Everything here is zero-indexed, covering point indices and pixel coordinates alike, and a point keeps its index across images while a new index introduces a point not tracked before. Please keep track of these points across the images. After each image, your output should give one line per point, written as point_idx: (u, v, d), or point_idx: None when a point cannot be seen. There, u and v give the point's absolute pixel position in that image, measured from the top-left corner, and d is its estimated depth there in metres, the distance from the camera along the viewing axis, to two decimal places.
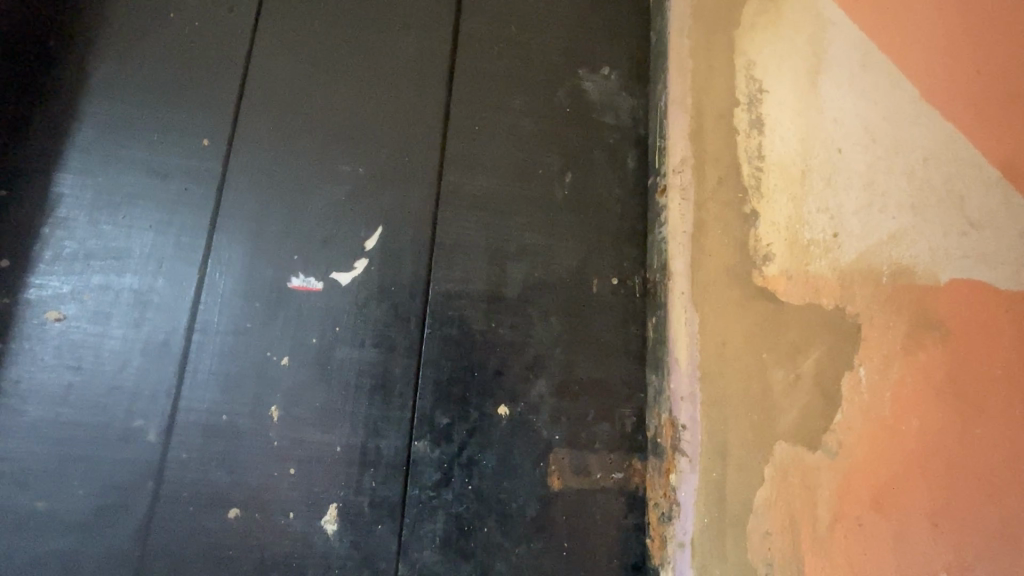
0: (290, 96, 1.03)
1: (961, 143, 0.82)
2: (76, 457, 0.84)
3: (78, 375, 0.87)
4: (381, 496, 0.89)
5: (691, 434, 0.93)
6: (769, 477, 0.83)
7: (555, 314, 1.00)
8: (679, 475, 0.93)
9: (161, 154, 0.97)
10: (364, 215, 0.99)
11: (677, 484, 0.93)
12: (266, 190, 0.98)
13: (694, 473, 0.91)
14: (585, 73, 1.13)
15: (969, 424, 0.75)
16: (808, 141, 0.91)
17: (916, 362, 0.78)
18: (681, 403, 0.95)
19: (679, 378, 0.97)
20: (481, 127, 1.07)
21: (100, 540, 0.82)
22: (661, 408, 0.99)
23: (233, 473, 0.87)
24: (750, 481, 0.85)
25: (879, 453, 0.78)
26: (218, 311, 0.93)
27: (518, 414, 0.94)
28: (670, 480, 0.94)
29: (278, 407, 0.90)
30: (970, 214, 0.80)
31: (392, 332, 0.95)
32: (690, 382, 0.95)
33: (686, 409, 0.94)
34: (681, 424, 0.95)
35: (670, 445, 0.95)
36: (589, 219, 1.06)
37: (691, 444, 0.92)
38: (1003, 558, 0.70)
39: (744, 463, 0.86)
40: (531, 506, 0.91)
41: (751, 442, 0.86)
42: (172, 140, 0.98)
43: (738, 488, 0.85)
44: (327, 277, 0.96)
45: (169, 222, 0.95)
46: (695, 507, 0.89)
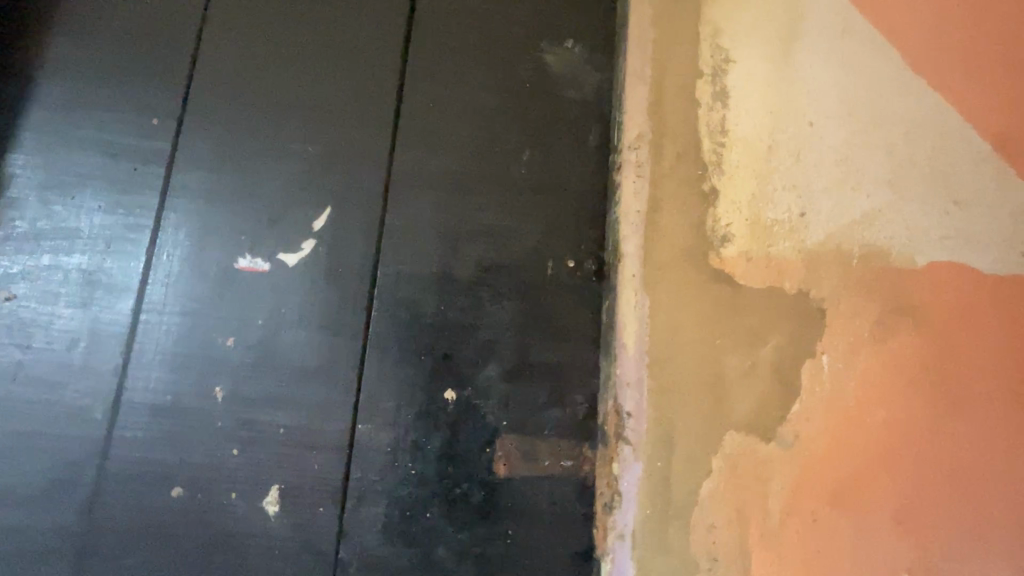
0: (240, 72, 1.01)
1: (889, 138, 0.90)
2: (25, 433, 0.86)
3: (28, 353, 0.88)
4: (324, 478, 0.88)
5: (636, 422, 0.87)
6: (718, 469, 0.81)
7: (508, 297, 0.96)
8: (622, 464, 0.88)
9: (112, 133, 0.96)
10: (313, 195, 0.97)
11: (619, 472, 0.88)
12: (215, 169, 0.97)
13: (637, 463, 0.85)
14: (548, 46, 1.07)
15: (903, 405, 0.81)
16: (778, 117, 0.91)
17: (861, 344, 0.83)
18: (626, 390, 0.88)
19: (626, 363, 0.89)
20: (437, 104, 1.03)
21: (47, 515, 0.84)
22: (609, 395, 0.92)
23: (177, 452, 0.87)
24: (699, 471, 0.81)
25: (835, 435, 0.81)
26: (164, 291, 0.92)
27: (466, 398, 0.92)
28: (613, 469, 0.89)
29: (222, 388, 0.90)
30: (902, 207, 0.87)
31: (338, 314, 0.94)
32: (638, 368, 0.88)
33: (632, 397, 0.88)
34: (626, 412, 0.88)
35: (614, 432, 0.89)
36: (547, 199, 1.01)
37: (636, 433, 0.86)
38: (927, 527, 0.78)
39: (692, 454, 0.82)
40: (476, 492, 0.89)
41: (702, 431, 0.82)
42: (121, 119, 0.97)
43: (686, 479, 0.81)
44: (274, 257, 0.95)
45: (118, 201, 0.94)
46: (637, 497, 0.84)
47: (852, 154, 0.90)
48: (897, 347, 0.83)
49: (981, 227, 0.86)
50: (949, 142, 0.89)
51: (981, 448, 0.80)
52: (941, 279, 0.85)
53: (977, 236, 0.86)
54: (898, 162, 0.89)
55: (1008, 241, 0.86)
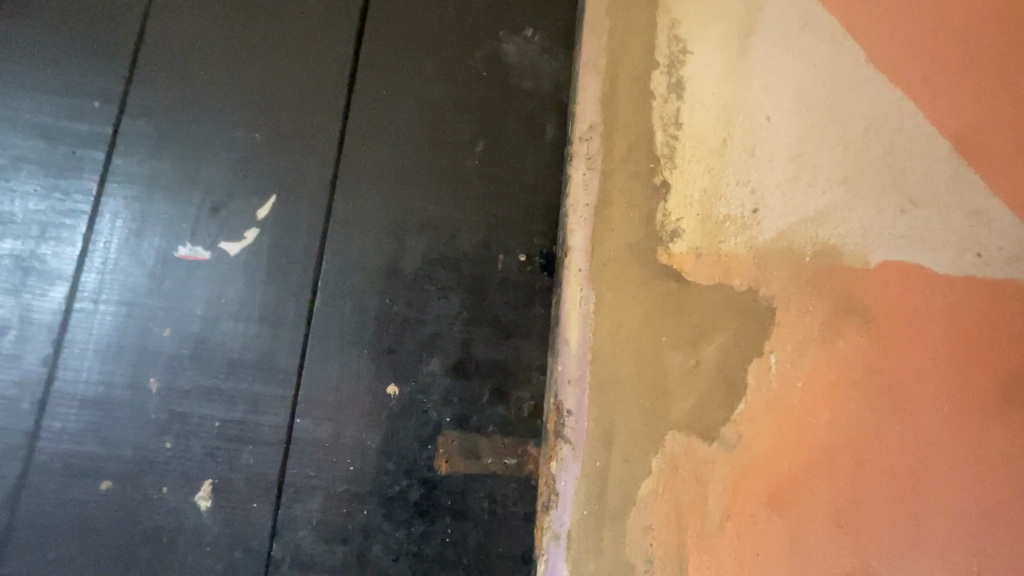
0: (187, 55, 0.98)
1: (851, 131, 0.86)
2: None
3: None
4: (258, 473, 0.86)
5: (575, 420, 0.88)
6: (657, 469, 0.79)
7: (455, 291, 0.94)
8: (559, 463, 0.88)
9: (51, 116, 0.94)
10: (258, 183, 0.95)
11: (556, 471, 0.88)
12: (157, 155, 0.94)
13: (576, 462, 0.85)
14: (506, 35, 1.05)
15: (851, 407, 0.79)
16: (733, 109, 0.89)
17: (814, 346, 0.81)
18: (568, 387, 0.89)
19: (568, 360, 0.90)
20: (389, 93, 1.00)
21: None
22: (550, 393, 0.92)
23: (107, 444, 0.85)
24: (635, 472, 0.80)
25: (778, 437, 0.78)
26: (99, 280, 0.90)
27: (408, 394, 0.90)
28: (549, 467, 0.89)
29: (156, 379, 0.87)
30: (859, 204, 0.85)
31: (280, 305, 0.91)
32: (580, 365, 0.88)
33: (573, 394, 0.88)
34: (565, 410, 0.88)
35: (553, 430, 0.90)
36: (499, 192, 0.98)
37: (575, 431, 0.87)
38: (868, 532, 0.76)
39: (630, 453, 0.81)
40: (415, 489, 0.87)
41: (641, 431, 0.81)
42: (61, 102, 0.94)
43: (624, 477, 0.81)
44: (215, 246, 0.92)
45: (54, 187, 0.92)
46: (574, 497, 0.84)
47: (810, 148, 0.87)
48: (846, 347, 0.81)
49: (938, 226, 0.83)
50: (911, 137, 0.85)
51: (929, 453, 0.77)
52: (892, 278, 0.82)
53: (934, 236, 0.83)
54: (857, 158, 0.86)
55: (966, 242, 0.82)
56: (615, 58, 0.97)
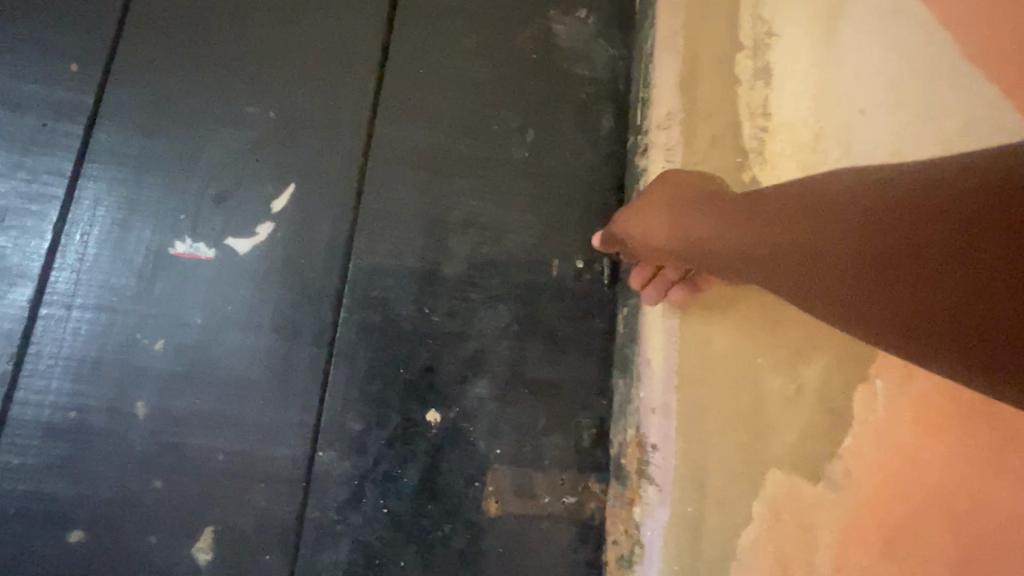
0: (189, 18, 0.83)
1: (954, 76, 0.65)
2: None
3: None
4: (271, 518, 0.71)
5: (662, 456, 0.73)
6: (758, 515, 0.64)
7: (502, 300, 0.81)
8: (644, 509, 0.73)
9: (16, 80, 0.76)
10: (274, 170, 0.80)
11: (641, 520, 0.73)
12: (149, 132, 0.79)
13: (664, 507, 0.71)
14: (557, 13, 0.92)
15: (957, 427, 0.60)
16: (823, 99, 0.73)
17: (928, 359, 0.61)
18: (652, 417, 0.75)
19: (652, 385, 0.76)
20: (425, 71, 0.87)
21: None
22: (629, 423, 0.77)
23: (79, 485, 0.68)
24: (732, 520, 0.65)
25: (880, 465, 0.61)
26: (74, 281, 0.73)
27: (451, 421, 0.76)
28: (632, 515, 0.74)
29: (145, 403, 0.71)
30: None
31: (296, 314, 0.76)
32: (666, 390, 0.75)
33: (657, 425, 0.74)
34: (649, 444, 0.74)
35: (636, 469, 0.75)
36: (552, 189, 0.86)
37: (662, 471, 0.72)
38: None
39: (726, 497, 0.66)
40: (459, 536, 0.73)
41: (736, 471, 0.66)
42: (29, 62, 0.77)
43: (719, 529, 0.66)
44: (220, 243, 0.77)
45: (19, 165, 0.74)
46: (663, 551, 0.70)
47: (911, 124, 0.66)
48: None
49: None
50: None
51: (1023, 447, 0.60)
52: None
53: None
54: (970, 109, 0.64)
55: None
56: (693, 38, 0.85)
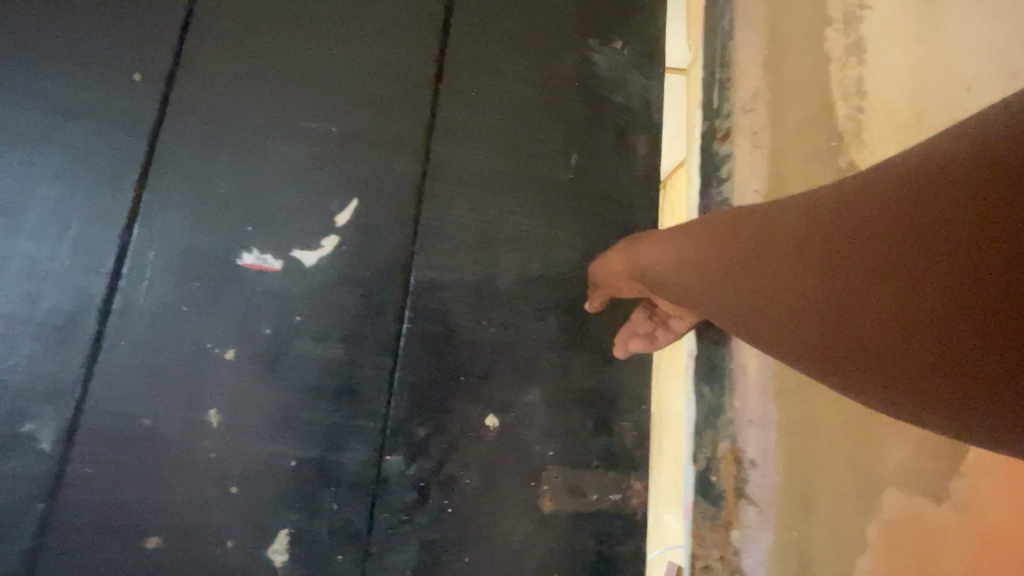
0: (249, 33, 0.85)
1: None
2: None
3: None
4: (343, 520, 0.74)
5: (762, 472, 0.71)
6: (873, 536, 0.65)
7: (552, 312, 0.86)
8: (744, 534, 0.70)
9: (80, 88, 0.77)
10: (335, 185, 0.83)
11: (738, 546, 0.71)
12: (210, 144, 0.80)
13: (766, 530, 0.69)
14: (595, 44, 0.99)
15: None
16: (923, 80, 0.71)
17: None
18: (748, 428, 0.72)
19: (747, 396, 0.73)
20: (477, 94, 0.92)
21: None
22: (721, 436, 0.74)
23: (155, 492, 0.70)
24: (843, 538, 0.66)
25: (1005, 488, 0.61)
26: (143, 292, 0.74)
27: (507, 426, 0.81)
28: (730, 541, 0.71)
29: (217, 411, 0.73)
30: None
31: (361, 325, 0.80)
32: (761, 402, 0.72)
33: (755, 438, 0.71)
34: (749, 459, 0.71)
35: (732, 488, 0.72)
36: (594, 208, 0.92)
37: (762, 489, 0.71)
38: None
39: (837, 518, 0.67)
40: (518, 531, 0.79)
41: (848, 490, 0.67)
42: (89, 71, 0.78)
43: (831, 547, 0.67)
44: (287, 255, 0.79)
45: (82, 175, 0.75)
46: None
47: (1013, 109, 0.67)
48: None
49: None
50: None
51: None
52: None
53: None
54: None
55: None
56: (779, 11, 0.81)
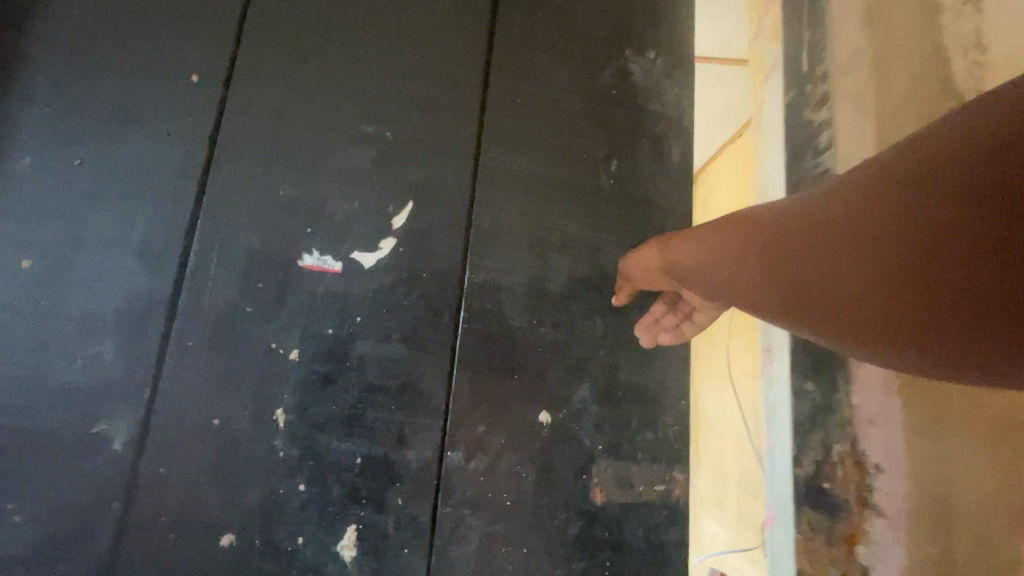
0: (304, 41, 0.87)
1: None
2: (31, 465, 0.69)
3: (33, 364, 0.71)
4: (408, 515, 0.77)
5: (888, 478, 0.71)
6: None
7: (600, 312, 0.89)
8: (871, 548, 0.71)
9: (146, 97, 0.80)
10: (391, 188, 0.85)
11: (867, 559, 0.71)
12: (271, 150, 0.82)
13: (896, 541, 0.69)
14: (631, 54, 1.02)
15: None
16: None
17: None
18: (869, 430, 0.73)
19: (864, 397, 0.74)
20: (523, 102, 0.95)
21: (62, 570, 0.67)
22: (834, 440, 0.77)
23: (227, 490, 0.72)
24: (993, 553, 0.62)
25: None
26: (210, 294, 0.76)
27: (560, 421, 0.84)
28: (857, 555, 0.72)
29: (284, 410, 0.75)
30: None
31: (420, 325, 0.82)
32: (884, 401, 0.72)
33: (877, 443, 0.72)
34: (872, 465, 0.72)
35: (856, 495, 0.74)
36: (636, 212, 0.95)
37: (889, 498, 0.70)
38: None
39: (982, 531, 0.63)
40: (574, 523, 0.82)
41: (997, 500, 0.63)
42: (156, 84, 0.81)
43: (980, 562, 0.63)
44: (346, 257, 0.81)
45: (151, 183, 0.78)
46: None
47: None
48: None
49: None
50: None
51: None
52: None
53: None
54: None
55: None
56: None
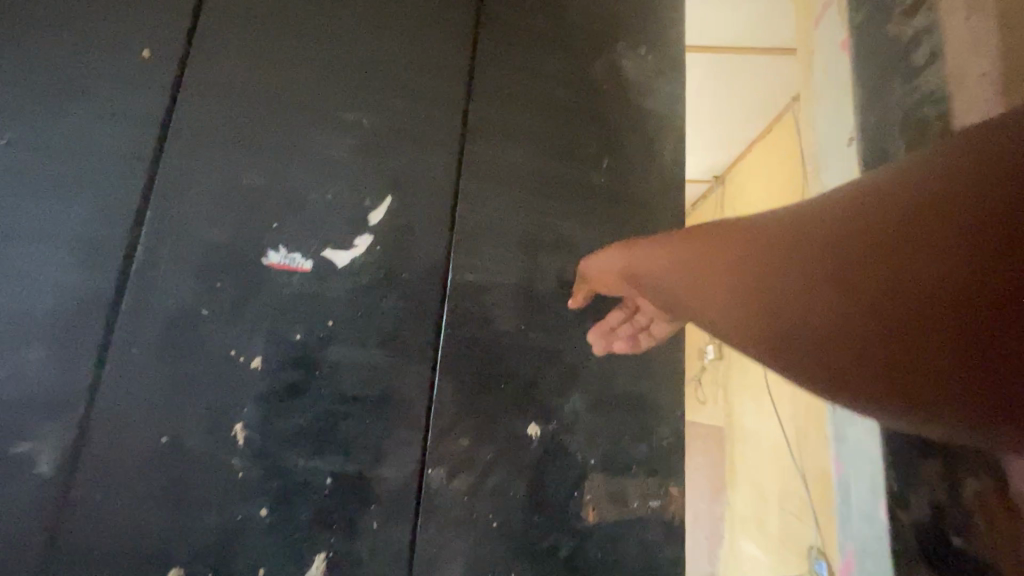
0: (276, 18, 0.80)
1: None
2: None
3: None
4: (385, 540, 0.69)
5: None
6: None
7: (592, 317, 0.83)
8: None
9: (89, 71, 0.72)
10: (370, 179, 0.78)
11: None
12: (235, 135, 0.74)
13: None
14: (624, 48, 0.98)
15: None
16: None
17: None
18: None
19: None
20: (512, 93, 0.89)
21: None
22: None
23: (176, 516, 0.63)
24: None
25: None
26: (161, 294, 0.68)
27: (550, 434, 0.78)
28: None
29: (244, 425, 0.67)
30: None
31: (399, 329, 0.75)
32: None
33: None
34: None
35: None
36: (629, 212, 0.90)
37: None
38: None
39: None
40: (565, 544, 0.76)
41: None
42: (105, 58, 0.73)
43: None
44: (318, 254, 0.73)
45: (95, 168, 0.69)
46: None
47: None
48: None
49: None
50: None
51: None
52: None
53: None
54: None
55: None
56: None
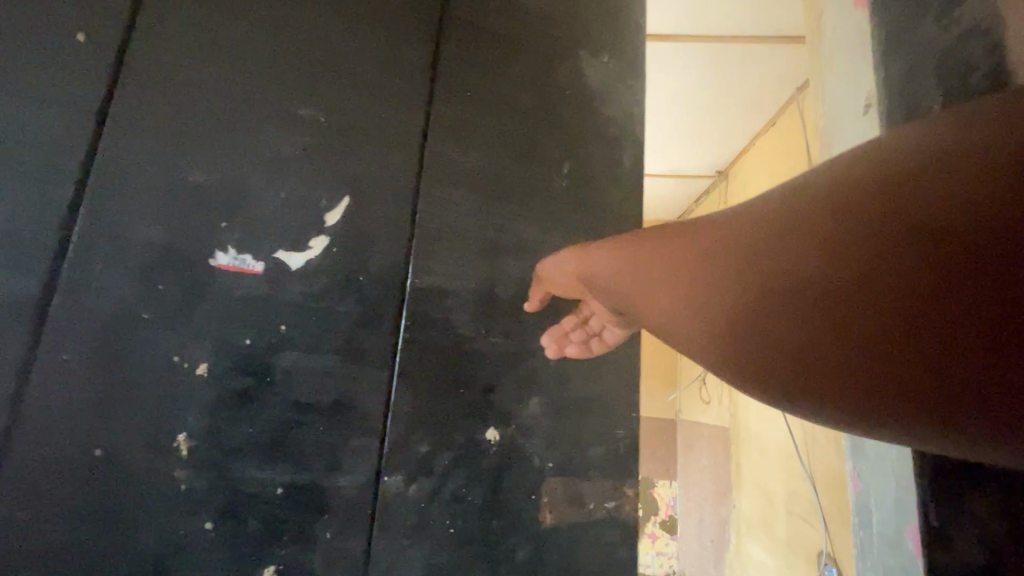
0: (226, 7, 0.76)
1: None
2: None
3: None
4: (339, 551, 0.67)
5: None
6: None
7: (551, 321, 0.84)
8: None
9: (12, 53, 0.66)
10: (327, 179, 0.75)
11: None
12: (181, 128, 0.70)
13: None
14: (586, 55, 0.99)
15: None
16: None
17: None
18: None
19: None
20: (474, 94, 0.88)
21: None
22: None
23: (112, 533, 0.59)
24: None
25: None
26: (96, 296, 0.63)
27: (509, 439, 0.78)
28: None
29: (188, 435, 0.64)
30: None
31: (356, 333, 0.73)
32: None
33: None
34: None
35: None
36: (589, 217, 0.91)
37: None
38: None
39: None
40: (522, 548, 0.76)
41: None
42: (30, 39, 0.67)
43: None
44: (270, 256, 0.71)
45: (20, 160, 0.64)
46: None
47: None
48: None
49: None
50: None
51: None
52: None
53: None
54: None
55: None
56: None
